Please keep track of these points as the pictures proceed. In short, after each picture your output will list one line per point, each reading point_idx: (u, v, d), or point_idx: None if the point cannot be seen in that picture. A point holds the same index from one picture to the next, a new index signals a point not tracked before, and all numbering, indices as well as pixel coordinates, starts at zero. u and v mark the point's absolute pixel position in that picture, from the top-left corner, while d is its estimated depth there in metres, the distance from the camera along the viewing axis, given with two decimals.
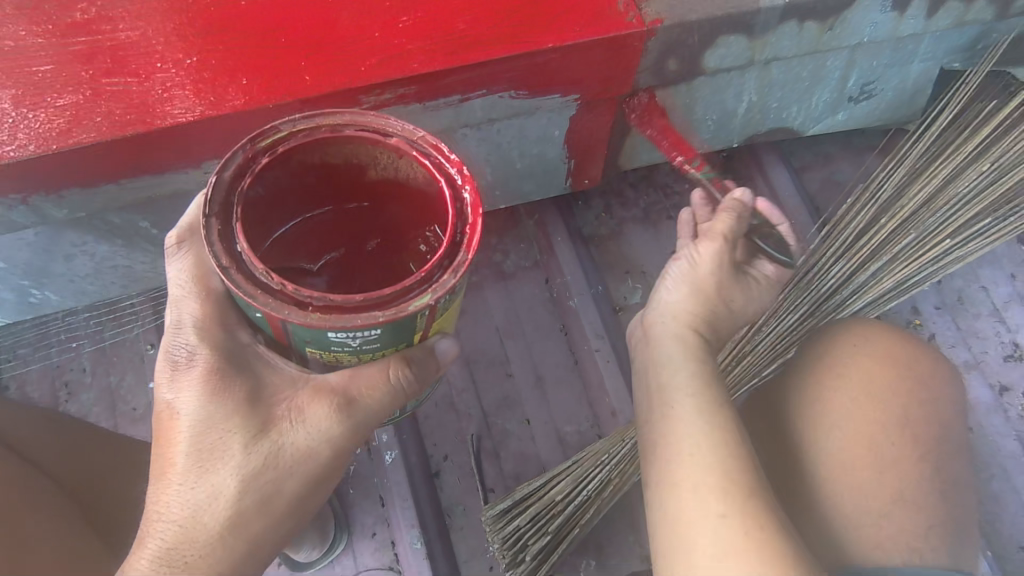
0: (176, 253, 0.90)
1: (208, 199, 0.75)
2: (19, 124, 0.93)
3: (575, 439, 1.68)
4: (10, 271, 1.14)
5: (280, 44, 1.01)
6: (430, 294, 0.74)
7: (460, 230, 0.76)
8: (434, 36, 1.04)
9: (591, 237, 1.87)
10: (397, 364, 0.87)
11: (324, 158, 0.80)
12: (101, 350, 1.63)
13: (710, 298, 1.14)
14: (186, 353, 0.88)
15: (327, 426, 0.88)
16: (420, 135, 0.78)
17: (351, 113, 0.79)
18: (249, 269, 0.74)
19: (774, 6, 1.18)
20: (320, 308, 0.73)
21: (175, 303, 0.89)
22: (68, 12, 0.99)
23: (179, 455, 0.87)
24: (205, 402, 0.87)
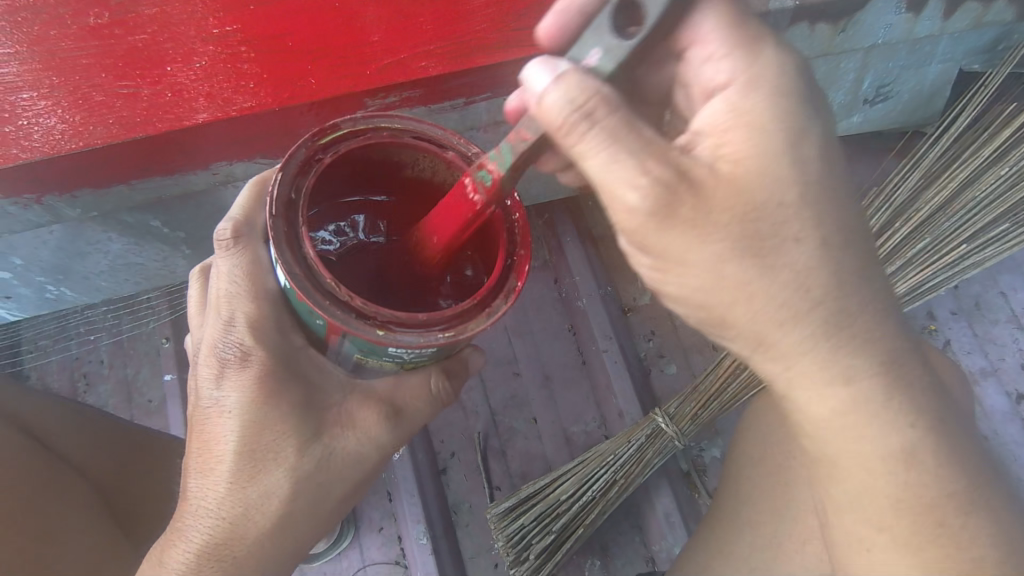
0: (231, 248, 0.88)
1: (275, 199, 0.76)
2: (34, 127, 0.96)
3: (581, 439, 1.68)
4: (30, 268, 1.18)
5: (286, 47, 1.02)
6: (486, 317, 0.78)
7: (511, 254, 0.82)
8: (439, 39, 1.05)
9: (600, 237, 1.86)
10: (438, 375, 0.95)
11: (373, 159, 0.82)
12: (118, 343, 1.66)
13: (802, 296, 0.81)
14: (238, 352, 0.87)
15: (376, 433, 0.91)
16: (475, 154, 0.82)
17: (411, 121, 0.81)
18: (316, 277, 0.76)
19: (783, 7, 1.17)
20: (384, 324, 0.75)
21: (226, 302, 0.88)
22: (82, 16, 1.01)
23: (229, 453, 0.88)
24: (257, 404, 0.87)
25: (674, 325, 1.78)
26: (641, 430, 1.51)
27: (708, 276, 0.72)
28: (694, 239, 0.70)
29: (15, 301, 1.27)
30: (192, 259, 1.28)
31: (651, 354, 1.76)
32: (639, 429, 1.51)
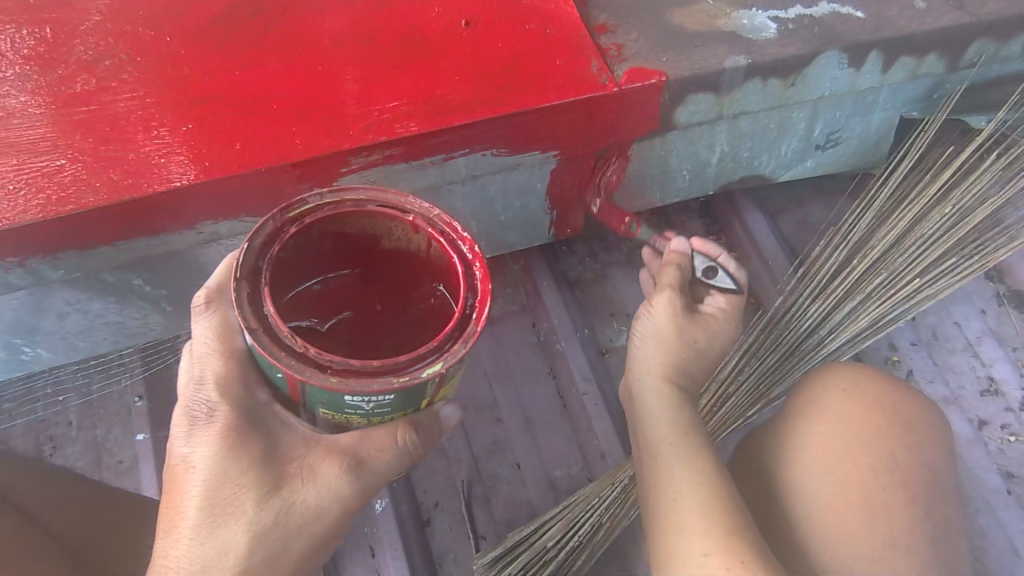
0: (202, 311, 0.91)
1: (240, 264, 0.81)
2: (18, 191, 0.96)
3: (565, 483, 1.69)
4: (1, 329, 1.15)
5: (271, 110, 1.06)
6: (442, 361, 0.79)
7: (470, 302, 0.82)
8: (420, 101, 1.10)
9: (576, 280, 1.92)
10: (406, 428, 0.90)
11: (344, 228, 0.86)
12: (88, 403, 1.63)
13: (674, 346, 1.23)
14: (205, 409, 0.89)
15: (339, 484, 0.90)
16: (436, 214, 0.85)
17: (374, 189, 0.86)
18: (274, 331, 0.79)
19: (738, 66, 1.26)
20: (339, 372, 0.77)
21: (197, 359, 0.90)
22: (72, 83, 1.04)
23: (192, 509, 0.88)
24: (221, 458, 0.88)
25: None
26: (623, 473, 1.53)
27: (660, 332, 1.24)
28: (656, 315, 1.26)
29: None
30: (171, 316, 1.26)
31: None
32: (621, 471, 1.53)
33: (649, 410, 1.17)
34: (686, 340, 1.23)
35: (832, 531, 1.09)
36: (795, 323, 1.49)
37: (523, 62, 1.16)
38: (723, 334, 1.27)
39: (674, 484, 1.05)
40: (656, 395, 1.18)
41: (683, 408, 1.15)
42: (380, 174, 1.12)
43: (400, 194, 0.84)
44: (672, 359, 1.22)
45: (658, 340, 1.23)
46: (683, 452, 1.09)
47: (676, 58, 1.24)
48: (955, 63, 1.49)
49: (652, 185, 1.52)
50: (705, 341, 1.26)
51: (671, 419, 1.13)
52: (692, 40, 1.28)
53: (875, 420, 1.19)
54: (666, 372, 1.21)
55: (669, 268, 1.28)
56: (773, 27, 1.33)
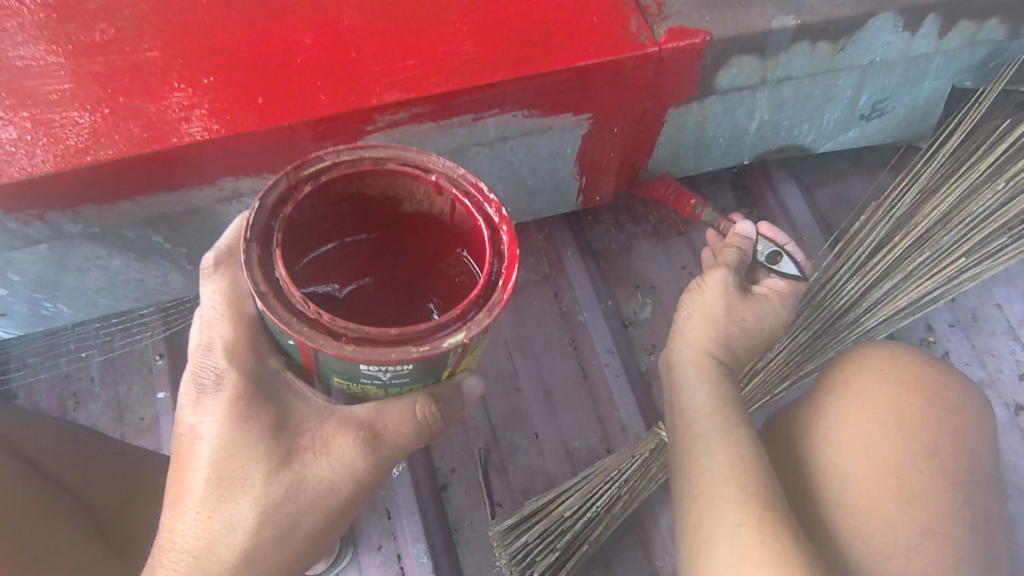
0: (212, 273, 0.89)
1: (251, 224, 0.78)
2: (38, 141, 0.93)
3: (583, 454, 1.68)
4: (21, 285, 1.12)
5: (295, 63, 1.01)
6: (465, 330, 0.75)
7: (497, 269, 0.78)
8: (449, 57, 1.04)
9: (600, 251, 1.88)
10: (425, 401, 0.86)
11: (362, 188, 0.83)
12: (110, 360, 1.65)
13: (721, 322, 1.23)
14: (214, 377, 0.88)
15: (350, 460, 0.89)
16: (460, 174, 0.80)
17: (393, 146, 0.81)
18: (286, 296, 0.76)
19: (785, 26, 1.18)
20: (354, 340, 0.74)
21: (207, 325, 0.89)
22: (87, 30, 1.00)
23: (199, 480, 0.88)
24: (230, 429, 0.87)
25: None
26: (644, 445, 1.51)
27: (712, 304, 1.25)
28: (710, 289, 1.27)
29: (7, 318, 1.21)
30: (192, 276, 1.24)
31: (652, 368, 1.76)
32: (643, 444, 1.51)
33: (685, 381, 1.17)
34: (733, 318, 1.24)
35: (874, 524, 1.05)
36: (829, 300, 1.44)
37: (557, 17, 1.10)
38: (772, 319, 1.28)
39: (705, 452, 1.06)
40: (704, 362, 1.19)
41: (722, 376, 1.17)
42: (406, 133, 1.08)
43: (422, 151, 0.80)
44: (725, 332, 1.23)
45: (706, 311, 1.25)
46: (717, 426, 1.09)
47: (720, 17, 1.17)
48: (1017, 29, 1.39)
49: (685, 153, 1.46)
50: (753, 323, 1.26)
51: (708, 391, 1.14)
52: None
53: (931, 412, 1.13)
54: (710, 346, 1.22)
55: (731, 249, 1.31)
56: None
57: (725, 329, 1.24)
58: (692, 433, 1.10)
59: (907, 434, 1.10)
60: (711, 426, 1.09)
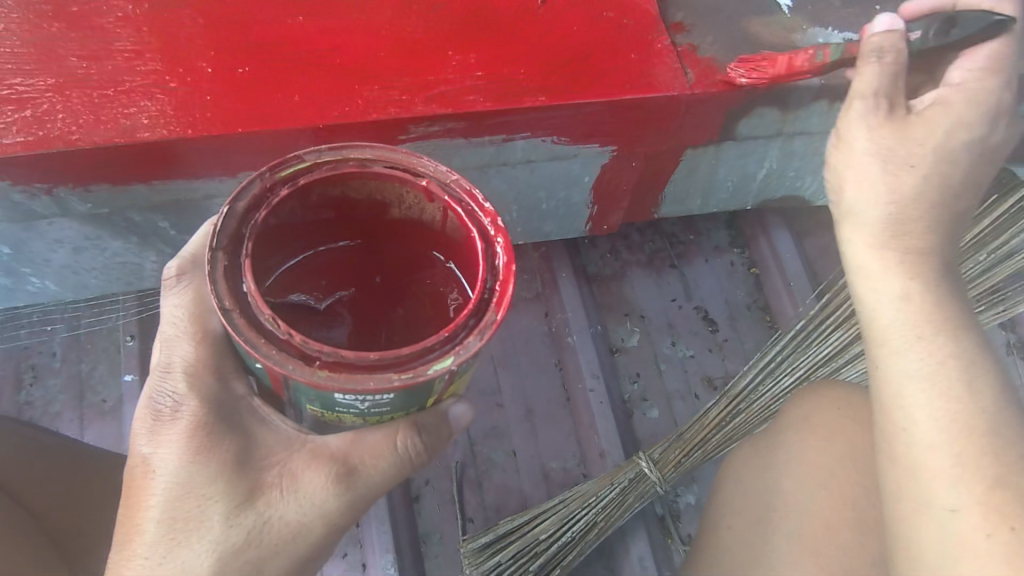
0: (174, 285, 0.81)
1: (218, 231, 0.72)
2: (56, 115, 0.88)
3: (559, 476, 1.68)
4: (7, 258, 1.07)
5: (333, 64, 0.99)
6: (453, 355, 0.69)
7: (489, 285, 0.73)
8: (491, 77, 1.04)
9: (593, 275, 1.90)
10: (407, 431, 0.79)
11: (347, 192, 0.76)
12: (75, 337, 1.66)
13: (898, 144, 1.02)
14: (171, 403, 0.78)
15: (323, 499, 0.79)
16: (453, 179, 0.75)
17: (380, 147, 0.76)
18: (253, 313, 0.69)
19: (809, 85, 1.20)
20: (329, 365, 0.68)
21: (165, 343, 0.80)
22: (120, 5, 0.96)
23: (149, 522, 0.76)
24: (187, 463, 0.76)
25: (659, 369, 1.81)
26: (624, 473, 1.51)
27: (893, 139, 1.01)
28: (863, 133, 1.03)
29: None
30: None
31: (635, 397, 1.78)
32: (622, 472, 1.52)
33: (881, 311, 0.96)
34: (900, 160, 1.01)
35: (826, 543, 1.12)
36: (813, 348, 1.50)
37: (595, 50, 1.11)
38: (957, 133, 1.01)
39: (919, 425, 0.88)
40: (909, 311, 0.93)
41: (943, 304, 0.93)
42: (434, 146, 1.06)
43: (413, 155, 0.74)
44: (923, 229, 1.00)
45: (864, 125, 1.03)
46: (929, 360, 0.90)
47: None
48: None
49: (693, 193, 1.49)
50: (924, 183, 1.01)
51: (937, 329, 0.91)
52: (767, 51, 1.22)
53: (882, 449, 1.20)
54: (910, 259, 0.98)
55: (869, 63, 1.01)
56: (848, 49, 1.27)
57: (909, 148, 1.01)
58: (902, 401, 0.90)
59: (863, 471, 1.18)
60: (926, 391, 0.88)
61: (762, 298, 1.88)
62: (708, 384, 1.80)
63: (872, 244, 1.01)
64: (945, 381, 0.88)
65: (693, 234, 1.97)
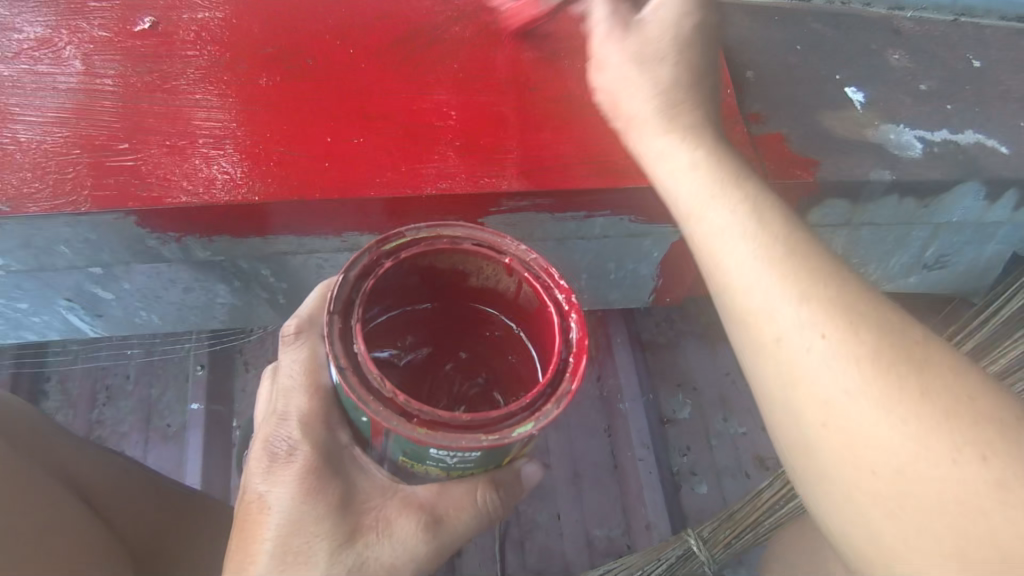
0: (294, 341, 0.87)
1: (334, 297, 0.73)
2: (195, 174, 0.99)
3: (602, 544, 1.67)
4: (124, 295, 1.17)
5: (438, 138, 1.09)
6: (533, 421, 0.70)
7: (563, 356, 0.73)
8: (581, 158, 1.11)
9: (648, 342, 1.92)
10: (486, 487, 0.83)
11: (435, 263, 0.78)
12: (149, 362, 1.76)
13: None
14: (287, 447, 0.83)
15: (414, 542, 0.82)
16: (533, 257, 0.77)
17: (471, 226, 0.78)
18: (364, 373, 0.71)
19: (881, 180, 1.25)
20: (426, 423, 0.69)
21: (284, 393, 0.85)
22: (256, 78, 1.08)
23: (262, 554, 0.80)
24: (301, 502, 0.81)
25: (710, 444, 1.80)
26: (671, 549, 1.50)
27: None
28: None
29: (99, 320, 1.25)
30: (281, 309, 1.30)
31: (684, 471, 1.77)
32: (670, 547, 1.50)
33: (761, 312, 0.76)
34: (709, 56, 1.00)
35: None
36: None
37: None
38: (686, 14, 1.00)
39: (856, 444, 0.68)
40: (872, 401, 0.67)
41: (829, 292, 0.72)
42: (521, 218, 1.14)
43: (501, 234, 0.76)
44: (832, 275, 0.75)
45: None
46: (834, 359, 0.70)
47: (821, 158, 1.25)
48: None
49: None
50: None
51: (837, 329, 0.71)
52: (839, 146, 1.28)
53: None
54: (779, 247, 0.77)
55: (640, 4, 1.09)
56: (918, 147, 1.31)
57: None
58: (916, 502, 0.65)
59: None
60: (945, 482, 0.63)
61: None
62: (760, 464, 1.78)
63: (784, 312, 0.74)
64: (984, 460, 0.62)
65: None
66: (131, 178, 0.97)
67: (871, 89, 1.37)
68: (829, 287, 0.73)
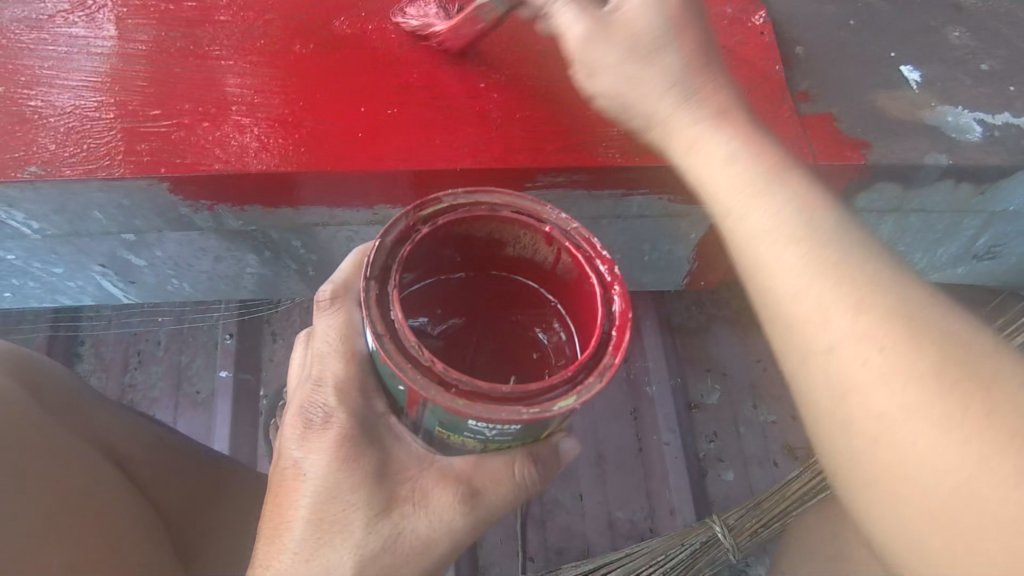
0: (326, 307, 0.85)
1: (370, 262, 0.72)
2: (230, 141, 0.97)
3: (624, 527, 1.66)
4: (156, 262, 1.17)
5: (474, 110, 1.05)
6: (576, 395, 0.68)
7: (606, 329, 0.71)
8: (623, 134, 1.07)
9: (677, 325, 1.88)
10: (525, 461, 0.81)
11: (472, 231, 0.76)
12: (179, 329, 1.78)
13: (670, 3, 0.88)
14: (322, 414, 0.82)
15: (450, 515, 0.81)
16: (575, 228, 0.74)
17: (510, 191, 0.75)
18: (400, 339, 0.70)
19: (938, 164, 1.18)
20: (465, 394, 0.67)
21: (317, 358, 0.83)
22: (292, 45, 1.06)
23: (298, 520, 0.80)
24: (335, 470, 0.80)
25: (737, 432, 1.77)
26: (695, 535, 1.48)
27: None
28: None
29: (131, 287, 1.26)
30: (310, 280, 1.29)
31: (710, 457, 1.74)
32: (694, 533, 1.48)
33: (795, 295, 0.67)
34: None
35: None
36: None
37: None
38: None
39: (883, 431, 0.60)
40: (952, 436, 0.57)
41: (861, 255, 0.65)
42: (556, 195, 1.10)
43: (540, 201, 0.74)
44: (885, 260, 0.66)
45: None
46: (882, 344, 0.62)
47: (876, 139, 1.19)
48: None
49: None
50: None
51: (881, 300, 0.63)
52: (894, 127, 1.21)
53: None
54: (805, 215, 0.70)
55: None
56: (977, 130, 1.23)
57: None
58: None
59: None
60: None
61: None
62: (789, 453, 1.74)
63: (793, 267, 0.68)
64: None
65: None
66: (166, 144, 0.96)
67: (928, 68, 1.29)
68: (875, 280, 0.65)
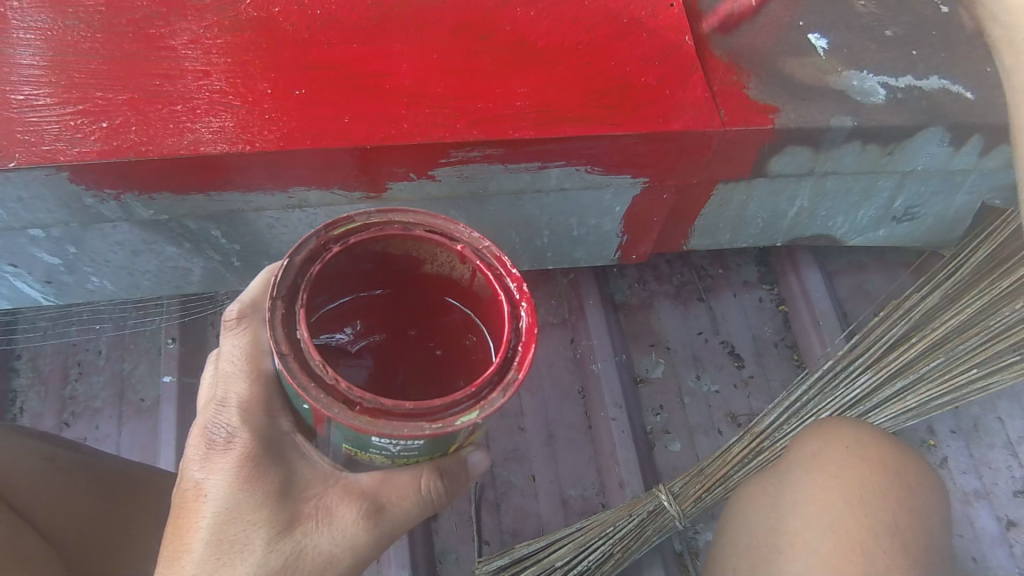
0: (235, 328, 0.87)
1: (277, 282, 0.71)
2: (131, 126, 0.96)
3: (577, 504, 1.68)
4: (74, 259, 1.15)
5: (382, 89, 1.06)
6: (478, 410, 0.68)
7: (512, 343, 0.71)
8: (533, 108, 1.09)
9: (621, 304, 1.92)
10: (430, 475, 0.82)
11: (387, 248, 0.75)
12: (120, 336, 1.74)
13: None
14: (225, 435, 0.83)
15: (354, 531, 0.83)
16: (486, 247, 0.74)
17: (422, 211, 0.75)
18: (305, 358, 0.69)
19: (842, 126, 1.22)
20: (368, 411, 0.67)
21: (223, 378, 0.85)
22: (196, 28, 1.05)
23: (197, 542, 0.81)
24: (236, 490, 0.81)
25: (682, 403, 1.81)
26: (642, 505, 1.50)
27: None
28: None
29: (55, 288, 1.23)
30: (239, 273, 1.27)
31: (657, 430, 1.78)
32: (641, 504, 1.50)
33: None
34: None
35: None
36: (841, 390, 1.48)
37: (633, 84, 1.15)
38: None
39: None
40: None
41: None
42: (473, 170, 1.11)
43: (452, 220, 0.74)
44: None
45: None
46: None
47: (782, 103, 1.21)
48: None
49: (723, 225, 1.51)
50: None
51: None
52: (801, 91, 1.24)
53: (900, 495, 1.12)
54: None
55: None
56: (881, 93, 1.27)
57: None
58: None
59: (878, 510, 1.10)
60: None
61: (789, 335, 1.87)
62: (731, 420, 1.78)
63: None
64: None
65: (722, 268, 1.97)
66: (65, 131, 0.95)
67: (835, 35, 1.33)
68: None
